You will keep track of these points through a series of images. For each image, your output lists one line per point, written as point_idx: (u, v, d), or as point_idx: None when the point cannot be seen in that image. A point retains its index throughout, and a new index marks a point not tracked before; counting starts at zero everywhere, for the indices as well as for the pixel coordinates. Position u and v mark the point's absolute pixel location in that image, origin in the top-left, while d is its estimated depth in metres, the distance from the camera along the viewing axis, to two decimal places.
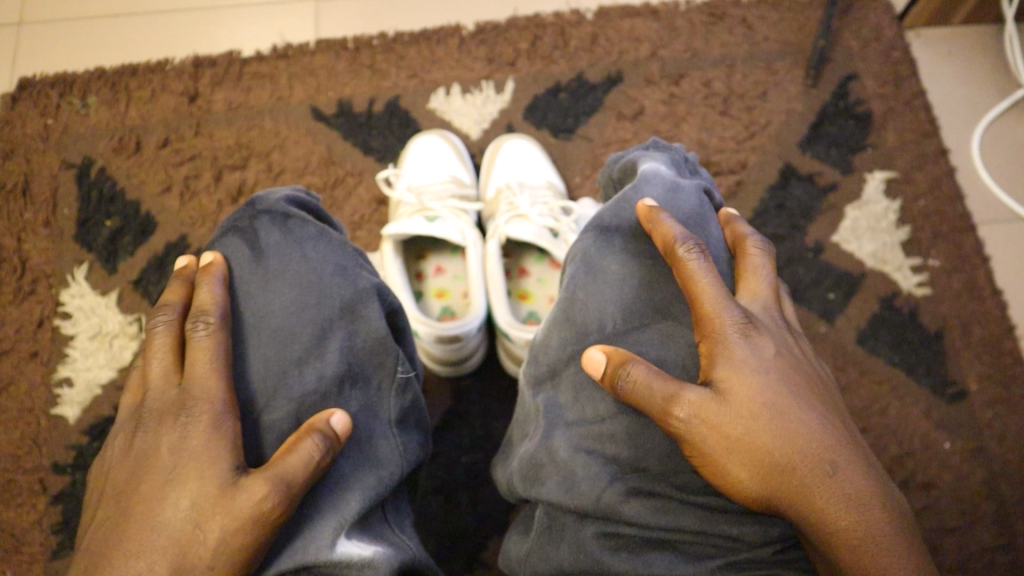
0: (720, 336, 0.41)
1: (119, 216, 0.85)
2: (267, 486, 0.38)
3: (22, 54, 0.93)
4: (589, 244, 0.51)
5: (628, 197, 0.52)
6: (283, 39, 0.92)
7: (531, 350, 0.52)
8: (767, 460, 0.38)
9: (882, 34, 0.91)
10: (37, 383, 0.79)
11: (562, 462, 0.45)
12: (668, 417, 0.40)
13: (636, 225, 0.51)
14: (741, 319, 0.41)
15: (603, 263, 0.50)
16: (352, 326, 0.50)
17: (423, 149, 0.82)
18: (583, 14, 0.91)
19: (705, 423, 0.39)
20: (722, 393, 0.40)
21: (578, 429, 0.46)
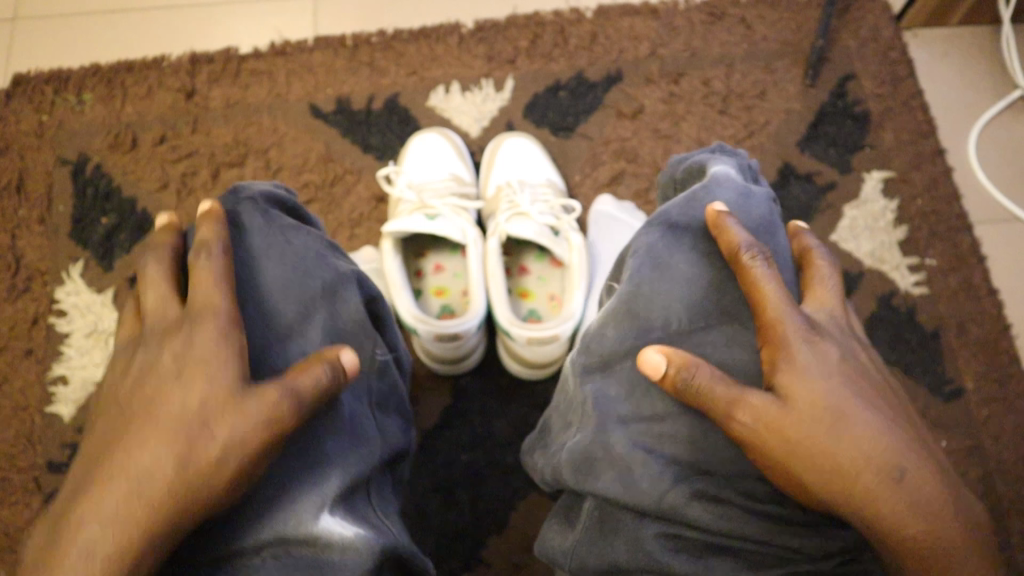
0: (785, 342, 0.39)
1: (115, 213, 0.84)
2: (256, 451, 0.36)
3: (16, 50, 0.92)
4: (654, 239, 0.48)
5: (698, 197, 0.49)
6: (281, 35, 0.92)
7: (584, 337, 0.49)
8: (831, 468, 0.36)
9: (880, 35, 0.91)
10: (31, 381, 0.78)
11: (620, 456, 0.43)
12: (729, 421, 0.38)
13: (708, 227, 0.48)
14: (806, 327, 0.39)
15: (672, 261, 0.47)
16: (335, 304, 0.47)
17: (423, 147, 0.82)
18: (583, 13, 0.91)
19: (768, 429, 0.37)
20: (786, 399, 0.38)
21: (637, 425, 0.44)
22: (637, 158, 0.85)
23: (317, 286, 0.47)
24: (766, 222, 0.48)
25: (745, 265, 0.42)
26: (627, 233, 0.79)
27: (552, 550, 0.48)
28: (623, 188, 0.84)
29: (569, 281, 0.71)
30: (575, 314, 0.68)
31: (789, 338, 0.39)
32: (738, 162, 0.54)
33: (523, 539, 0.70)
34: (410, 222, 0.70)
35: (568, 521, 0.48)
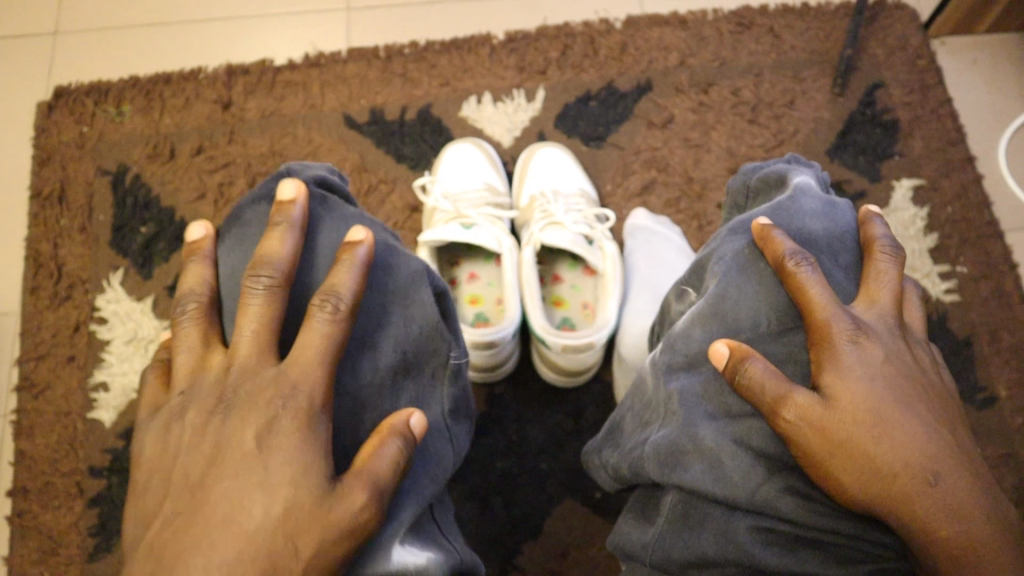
0: (829, 344, 0.40)
1: (154, 222, 0.86)
2: (363, 495, 0.37)
3: (58, 64, 0.94)
4: (740, 245, 0.48)
5: (785, 206, 0.48)
6: (315, 47, 0.93)
7: (670, 338, 0.49)
8: (870, 469, 0.37)
9: (909, 43, 0.92)
10: (73, 387, 0.79)
11: (710, 448, 0.42)
12: (776, 418, 0.39)
13: (795, 233, 0.47)
14: (852, 326, 0.40)
15: (759, 267, 0.46)
16: (410, 304, 0.46)
17: (456, 157, 0.83)
18: (612, 23, 0.92)
19: (812, 429, 0.38)
20: (829, 398, 0.39)
21: (727, 418, 0.43)
22: (668, 167, 0.86)
23: (392, 282, 0.46)
24: (851, 232, 0.47)
25: (789, 271, 0.42)
26: (660, 241, 0.80)
27: (628, 544, 0.48)
28: (654, 197, 0.85)
29: (604, 288, 0.72)
30: (610, 321, 0.69)
31: (836, 342, 0.40)
32: (814, 174, 0.53)
33: (557, 544, 0.71)
34: (446, 234, 0.71)
35: (646, 516, 0.48)
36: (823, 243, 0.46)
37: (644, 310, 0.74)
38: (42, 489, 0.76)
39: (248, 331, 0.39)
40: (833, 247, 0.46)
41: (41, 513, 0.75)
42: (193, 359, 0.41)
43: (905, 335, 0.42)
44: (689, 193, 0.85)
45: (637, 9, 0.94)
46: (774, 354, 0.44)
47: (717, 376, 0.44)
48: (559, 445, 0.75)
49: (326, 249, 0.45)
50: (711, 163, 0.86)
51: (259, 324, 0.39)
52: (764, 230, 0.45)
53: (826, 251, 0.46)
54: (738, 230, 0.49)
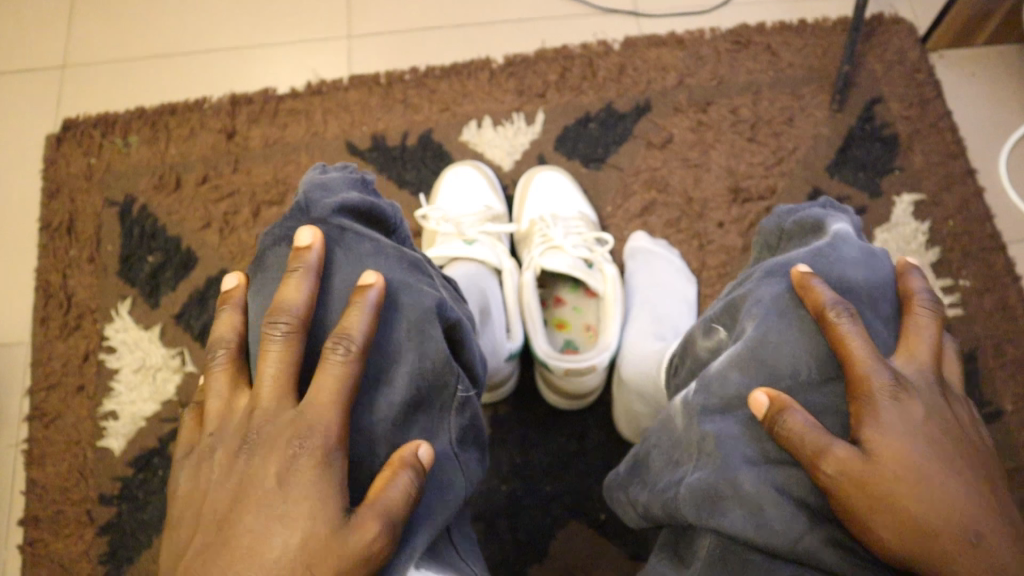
0: (868, 399, 0.39)
1: (161, 251, 0.87)
2: (374, 527, 0.35)
3: (65, 96, 0.96)
4: (780, 289, 0.47)
5: (825, 254, 0.48)
6: (317, 75, 0.94)
7: (704, 379, 0.48)
8: (910, 525, 0.37)
9: (907, 58, 0.92)
10: (83, 416, 0.80)
11: (750, 495, 0.41)
12: (815, 470, 0.39)
13: (835, 283, 0.47)
14: (892, 382, 0.39)
15: (799, 312, 0.45)
16: (426, 342, 0.44)
17: (456, 179, 0.84)
18: (610, 45, 0.93)
19: (851, 482, 0.38)
20: (869, 454, 0.38)
21: (767, 464, 0.42)
22: (668, 187, 0.87)
23: (403, 317, 0.44)
24: (891, 283, 0.47)
25: (830, 323, 0.42)
26: (661, 263, 0.80)
27: None
28: (655, 218, 0.86)
29: (605, 312, 0.72)
30: (611, 344, 0.70)
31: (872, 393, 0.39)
32: (850, 221, 0.53)
33: (563, 567, 0.71)
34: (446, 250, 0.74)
35: (679, 559, 0.47)
36: (863, 293, 0.46)
37: (646, 333, 0.75)
38: (54, 517, 0.77)
39: (270, 371, 0.39)
40: (870, 295, 0.46)
41: (52, 541, 0.76)
42: (222, 402, 0.40)
43: (944, 392, 0.42)
44: (689, 213, 0.86)
45: (634, 30, 0.95)
46: (816, 403, 0.43)
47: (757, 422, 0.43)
48: (563, 467, 0.75)
49: (339, 291, 0.45)
50: (711, 182, 0.87)
51: (282, 364, 0.39)
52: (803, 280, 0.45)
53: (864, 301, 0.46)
54: (774, 273, 0.49)
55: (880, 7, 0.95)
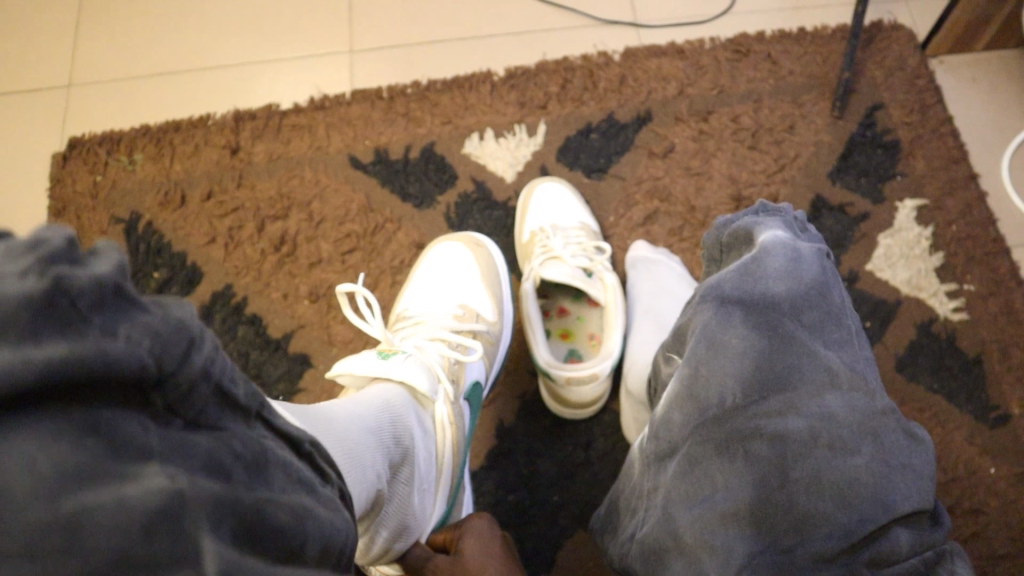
0: None
1: (166, 267, 0.87)
2: None
3: (70, 116, 0.96)
4: (708, 317, 0.43)
5: (748, 270, 0.43)
6: (319, 90, 0.95)
7: (655, 425, 0.45)
8: None
9: (907, 64, 0.92)
10: None
11: (687, 545, 0.39)
12: None
13: (761, 301, 0.42)
14: None
15: (724, 337, 0.41)
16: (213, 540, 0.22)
17: (449, 268, 0.79)
18: (611, 56, 0.94)
19: None
20: None
21: (697, 506, 0.39)
22: (671, 196, 0.87)
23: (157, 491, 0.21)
24: (819, 289, 0.42)
25: None
26: (662, 271, 0.81)
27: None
28: (657, 227, 0.86)
29: (607, 320, 0.73)
30: (614, 352, 0.71)
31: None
32: (785, 220, 0.47)
33: None
34: (357, 363, 0.57)
35: None
36: (787, 305, 0.41)
37: (649, 342, 0.75)
38: None
39: None
40: (796, 308, 0.41)
41: None
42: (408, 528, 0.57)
43: None
44: (692, 221, 0.86)
45: (635, 41, 0.96)
46: (737, 430, 0.39)
47: (690, 463, 0.41)
48: (569, 478, 0.75)
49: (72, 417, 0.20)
50: (713, 191, 0.87)
51: None
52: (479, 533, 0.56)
53: (791, 315, 0.41)
54: (705, 297, 0.45)
55: (879, 14, 0.96)
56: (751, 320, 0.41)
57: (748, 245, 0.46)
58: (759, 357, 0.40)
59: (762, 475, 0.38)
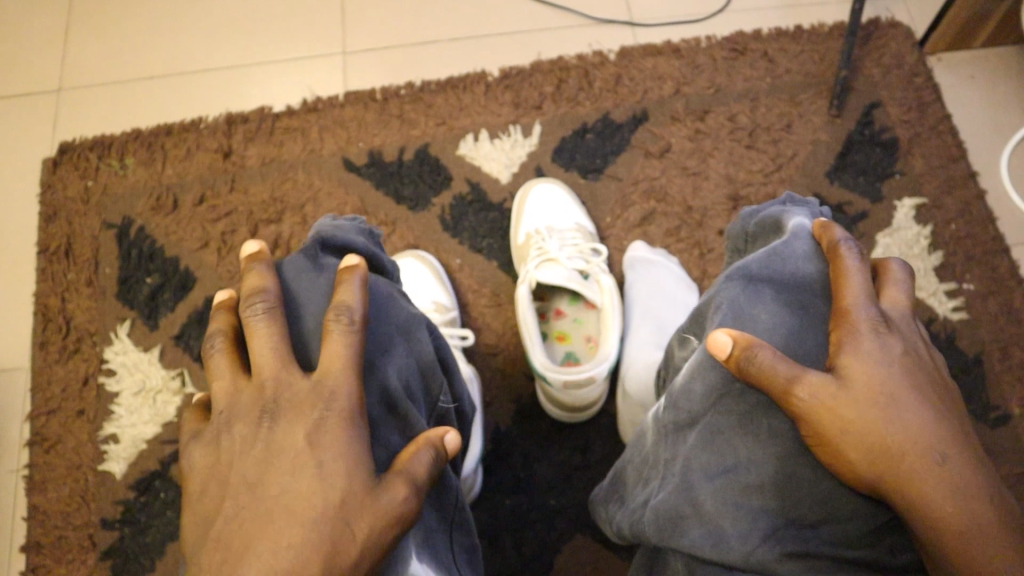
0: (847, 326, 0.37)
1: (159, 272, 0.86)
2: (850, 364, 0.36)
3: (61, 120, 0.95)
4: (734, 293, 0.43)
5: (777, 252, 0.43)
6: (312, 92, 0.94)
7: (670, 394, 0.45)
8: (883, 448, 0.34)
9: (905, 61, 0.91)
10: (84, 440, 0.81)
11: (709, 513, 0.40)
12: (789, 399, 0.36)
13: (790, 279, 0.42)
14: (877, 317, 0.37)
15: (754, 312, 0.42)
16: (415, 342, 0.47)
17: (402, 273, 0.80)
18: (606, 56, 0.93)
19: (825, 408, 0.35)
20: (844, 379, 0.36)
21: (719, 478, 0.40)
22: (667, 196, 0.86)
23: (407, 310, 0.47)
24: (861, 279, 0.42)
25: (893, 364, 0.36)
26: (660, 273, 0.80)
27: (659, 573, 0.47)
28: (654, 228, 0.85)
29: (603, 322, 0.72)
30: (611, 355, 0.69)
31: (835, 250, 0.40)
32: (809, 212, 0.47)
33: None
34: None
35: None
36: (818, 286, 0.42)
37: (646, 343, 0.74)
38: (55, 543, 0.77)
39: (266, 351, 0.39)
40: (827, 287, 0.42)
41: (55, 568, 0.76)
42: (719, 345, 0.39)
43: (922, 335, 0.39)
44: (689, 222, 0.85)
45: (630, 40, 0.95)
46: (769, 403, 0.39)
47: (717, 434, 0.40)
48: (566, 482, 0.74)
49: (382, 283, 0.48)
50: (710, 191, 0.86)
51: (272, 339, 0.39)
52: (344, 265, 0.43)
53: (822, 293, 0.42)
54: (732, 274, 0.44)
55: (876, 11, 0.95)
56: (783, 297, 0.42)
57: (777, 234, 0.45)
58: (789, 334, 0.41)
59: (791, 453, 0.38)
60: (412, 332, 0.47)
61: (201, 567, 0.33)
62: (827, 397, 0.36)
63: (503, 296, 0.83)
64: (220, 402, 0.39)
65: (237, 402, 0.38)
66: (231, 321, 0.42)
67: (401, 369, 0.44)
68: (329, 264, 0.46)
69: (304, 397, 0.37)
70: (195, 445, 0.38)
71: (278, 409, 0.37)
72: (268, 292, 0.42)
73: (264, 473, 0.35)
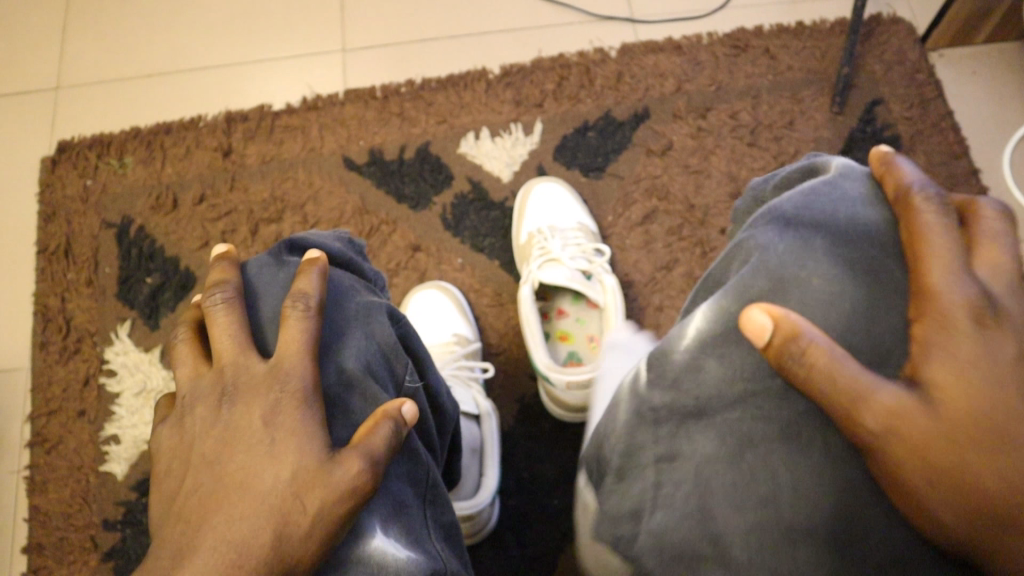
0: (936, 314, 0.29)
1: (159, 272, 0.86)
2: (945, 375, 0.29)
3: (59, 119, 0.95)
4: (770, 243, 0.35)
5: (820, 191, 0.36)
6: (312, 90, 0.94)
7: (680, 380, 0.35)
8: (965, 486, 0.28)
9: (907, 58, 0.91)
10: (85, 441, 0.80)
11: (728, 537, 0.32)
12: (853, 421, 0.29)
13: (849, 224, 0.34)
14: (979, 297, 0.29)
15: (798, 273, 0.33)
16: (372, 326, 0.45)
17: (425, 302, 0.80)
18: (607, 53, 0.93)
19: (898, 434, 0.29)
20: (930, 398, 0.29)
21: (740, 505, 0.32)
22: (669, 194, 0.86)
23: (363, 300, 0.46)
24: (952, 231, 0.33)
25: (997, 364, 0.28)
26: None
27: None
28: (656, 226, 0.85)
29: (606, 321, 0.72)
30: (614, 353, 0.69)
31: (912, 201, 0.32)
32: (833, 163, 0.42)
33: None
34: None
35: None
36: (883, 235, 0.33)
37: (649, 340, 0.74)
38: (57, 544, 0.77)
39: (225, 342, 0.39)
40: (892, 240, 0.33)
41: (57, 569, 0.76)
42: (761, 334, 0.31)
43: None
44: (691, 220, 0.85)
45: (631, 37, 0.94)
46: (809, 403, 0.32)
47: (742, 438, 0.33)
48: (570, 481, 0.74)
49: (343, 277, 0.47)
50: (712, 188, 0.86)
51: (229, 330, 0.40)
52: (307, 258, 0.43)
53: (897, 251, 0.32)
54: (757, 223, 0.37)
55: (877, 7, 0.95)
56: (838, 254, 0.33)
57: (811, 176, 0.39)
58: (843, 300, 0.32)
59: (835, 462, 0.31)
60: (370, 318, 0.46)
61: (162, 539, 0.33)
62: (897, 417, 0.29)
63: (504, 295, 0.83)
64: (184, 386, 0.39)
65: (199, 387, 0.38)
66: (198, 314, 0.43)
67: (359, 354, 0.43)
68: (293, 261, 0.46)
69: (260, 379, 0.37)
70: (161, 428, 0.38)
71: (236, 391, 0.37)
72: (229, 286, 0.42)
73: (221, 450, 0.35)
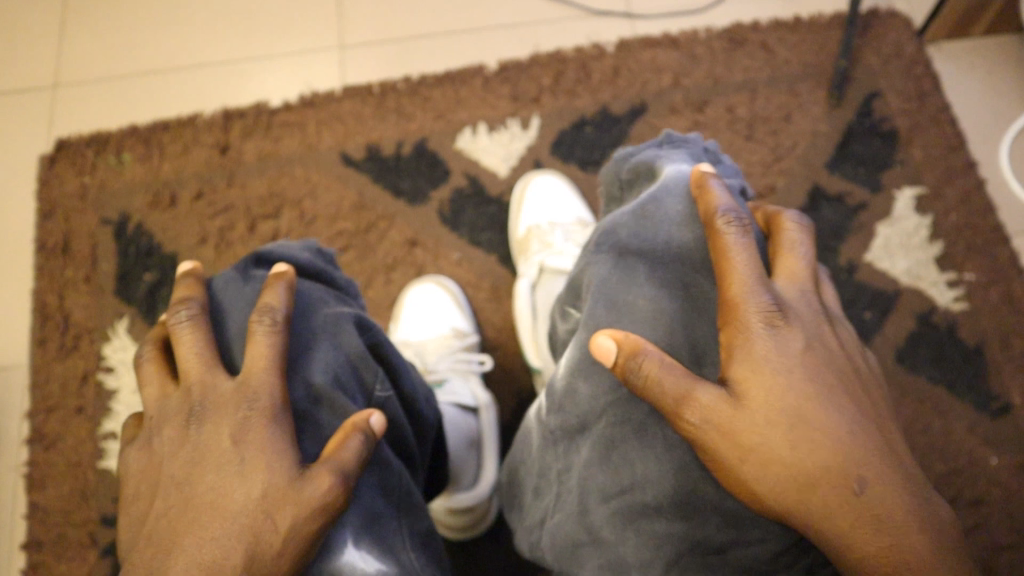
0: (742, 326, 0.36)
1: (157, 269, 0.86)
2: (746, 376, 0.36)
3: (58, 116, 0.95)
4: (607, 272, 0.44)
5: (649, 213, 0.44)
6: (309, 86, 0.94)
7: (555, 396, 0.45)
8: (781, 471, 0.34)
9: (904, 51, 0.91)
10: (84, 437, 0.80)
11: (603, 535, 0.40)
12: (679, 420, 0.36)
13: (681, 250, 0.43)
14: (769, 306, 0.37)
15: (631, 298, 0.42)
16: (341, 335, 0.45)
17: (421, 297, 0.80)
18: (604, 47, 0.92)
19: (719, 430, 0.35)
20: (739, 397, 0.36)
21: (615, 495, 0.40)
22: None
23: (329, 309, 0.47)
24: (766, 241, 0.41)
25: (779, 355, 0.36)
26: None
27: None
28: None
29: None
30: None
31: (716, 227, 0.39)
32: (687, 155, 0.50)
33: None
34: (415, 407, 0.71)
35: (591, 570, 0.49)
36: (700, 258, 0.42)
37: None
38: (55, 540, 0.77)
39: (192, 355, 0.39)
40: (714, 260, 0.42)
41: (55, 565, 0.76)
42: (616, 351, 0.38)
43: (822, 313, 0.39)
44: None
45: (628, 32, 0.94)
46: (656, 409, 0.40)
47: (607, 441, 0.41)
48: None
49: (311, 289, 0.48)
50: None
51: (197, 345, 0.40)
52: (274, 272, 0.43)
53: (706, 272, 0.42)
54: (602, 247, 0.45)
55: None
56: (661, 282, 0.42)
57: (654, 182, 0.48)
58: (671, 322, 0.41)
59: (685, 465, 0.38)
60: (337, 328, 0.46)
61: (133, 564, 0.33)
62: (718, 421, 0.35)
63: (501, 290, 0.83)
64: (151, 407, 0.39)
65: (167, 405, 0.38)
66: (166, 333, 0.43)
67: (328, 365, 0.44)
68: (258, 276, 0.46)
69: (228, 396, 0.37)
70: (131, 448, 0.38)
71: (204, 410, 0.37)
72: (194, 303, 0.41)
73: (191, 471, 0.35)
